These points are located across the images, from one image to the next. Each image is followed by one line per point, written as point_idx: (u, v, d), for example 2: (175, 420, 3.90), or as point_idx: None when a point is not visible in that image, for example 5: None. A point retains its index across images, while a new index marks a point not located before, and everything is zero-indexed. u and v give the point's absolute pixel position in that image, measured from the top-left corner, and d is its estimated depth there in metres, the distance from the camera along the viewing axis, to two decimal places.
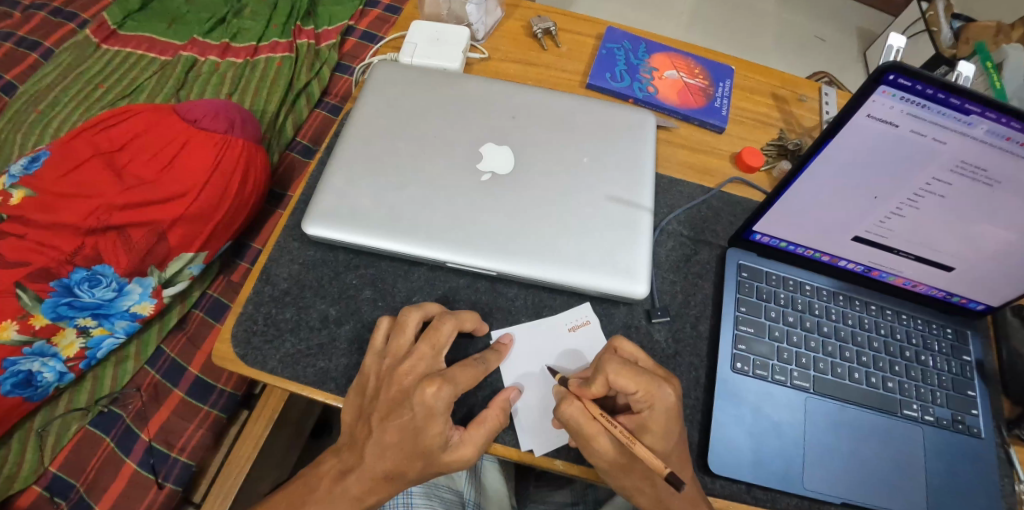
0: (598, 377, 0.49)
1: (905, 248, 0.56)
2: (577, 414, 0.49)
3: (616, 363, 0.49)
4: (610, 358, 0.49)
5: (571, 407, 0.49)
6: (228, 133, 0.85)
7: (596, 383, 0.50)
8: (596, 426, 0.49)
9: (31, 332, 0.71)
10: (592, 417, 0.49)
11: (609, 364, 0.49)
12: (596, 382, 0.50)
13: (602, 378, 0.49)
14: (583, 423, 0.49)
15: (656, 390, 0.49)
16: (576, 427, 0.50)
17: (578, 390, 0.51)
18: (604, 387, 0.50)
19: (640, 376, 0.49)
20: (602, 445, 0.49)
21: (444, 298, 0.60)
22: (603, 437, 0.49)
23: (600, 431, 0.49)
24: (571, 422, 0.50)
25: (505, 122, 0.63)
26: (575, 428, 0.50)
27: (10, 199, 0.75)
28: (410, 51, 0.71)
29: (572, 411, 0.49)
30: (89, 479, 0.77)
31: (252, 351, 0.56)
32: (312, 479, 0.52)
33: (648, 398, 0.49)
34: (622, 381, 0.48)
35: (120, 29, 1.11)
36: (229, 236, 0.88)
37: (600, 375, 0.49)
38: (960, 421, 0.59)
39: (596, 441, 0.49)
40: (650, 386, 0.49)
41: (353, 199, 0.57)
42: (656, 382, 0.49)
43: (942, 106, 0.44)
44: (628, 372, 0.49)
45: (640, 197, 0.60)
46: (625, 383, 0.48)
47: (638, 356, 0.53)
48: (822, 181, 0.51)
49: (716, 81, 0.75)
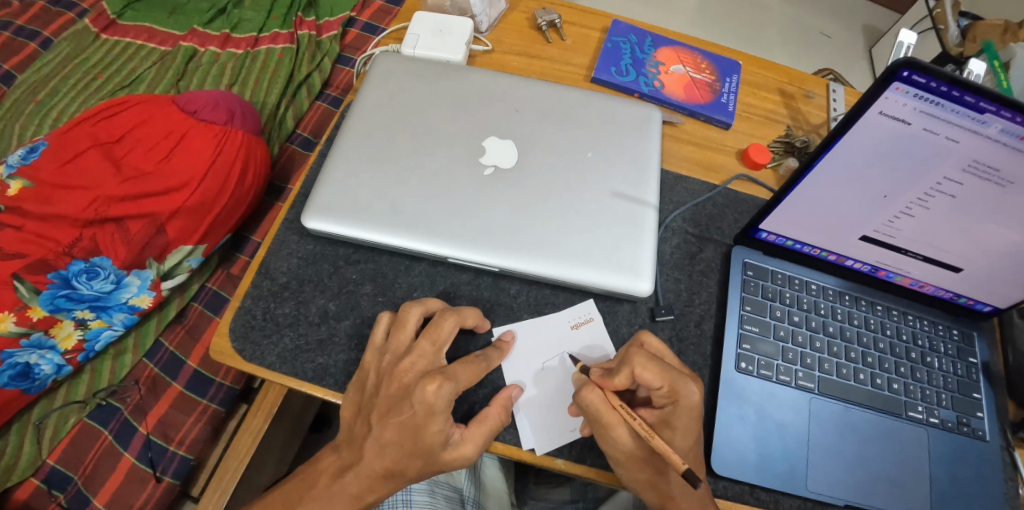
0: (623, 369, 0.49)
1: (913, 248, 0.55)
2: (597, 401, 0.49)
3: (643, 356, 0.48)
4: (637, 350, 0.49)
5: (592, 394, 0.49)
6: (228, 124, 0.84)
7: (619, 375, 0.49)
8: (616, 416, 0.49)
9: (29, 324, 0.70)
10: (612, 407, 0.49)
11: (637, 358, 0.48)
12: (620, 374, 0.49)
13: (627, 370, 0.49)
14: (602, 411, 0.49)
15: (681, 387, 0.48)
16: (596, 415, 0.49)
17: (600, 379, 0.50)
18: (628, 380, 0.49)
19: (666, 371, 0.48)
20: (618, 435, 0.49)
21: (445, 294, 0.59)
22: (622, 427, 0.49)
23: (618, 421, 0.49)
24: (591, 409, 0.49)
25: (508, 115, 0.62)
26: (594, 417, 0.50)
27: (7, 189, 0.74)
28: (412, 42, 0.70)
29: (592, 398, 0.49)
30: (87, 472, 0.77)
31: (251, 346, 0.56)
32: (310, 476, 0.52)
33: (672, 394, 0.48)
34: (648, 375, 0.48)
35: (119, 19, 1.10)
36: (229, 229, 0.87)
37: (625, 367, 0.49)
38: (964, 424, 0.58)
39: (613, 431, 0.49)
40: (676, 382, 0.48)
41: (354, 192, 0.57)
42: (682, 379, 0.48)
43: (956, 104, 0.43)
44: (655, 367, 0.48)
45: (646, 193, 0.59)
46: (650, 378, 0.48)
47: (665, 350, 0.52)
48: (832, 178, 0.50)
49: (722, 76, 0.74)
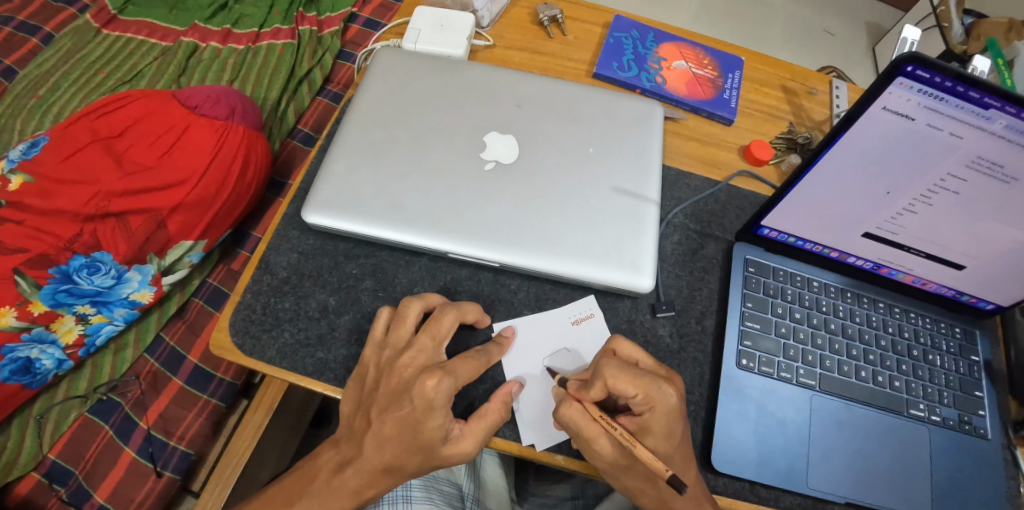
0: (596, 380, 0.48)
1: (915, 245, 0.55)
2: (576, 416, 0.49)
3: (613, 367, 0.48)
4: (607, 361, 0.48)
5: (570, 410, 0.49)
6: (229, 119, 0.83)
7: (594, 388, 0.48)
8: (596, 427, 0.48)
9: (31, 319, 0.70)
10: (592, 419, 0.49)
11: (608, 369, 0.48)
12: (595, 386, 0.48)
13: (600, 383, 0.48)
14: (582, 425, 0.48)
15: (656, 392, 0.47)
16: (577, 430, 0.49)
17: (577, 392, 0.50)
18: (603, 391, 0.48)
19: (638, 378, 0.48)
20: (602, 447, 0.49)
21: (445, 289, 0.59)
22: (604, 439, 0.48)
23: (600, 432, 0.48)
24: (571, 425, 0.49)
25: (509, 110, 0.61)
26: (576, 431, 0.49)
27: (8, 184, 0.74)
28: (413, 37, 0.70)
29: (571, 413, 0.49)
30: (88, 466, 0.77)
31: (250, 340, 0.56)
32: (310, 471, 0.51)
33: (648, 401, 0.48)
34: (621, 385, 0.47)
35: (120, 14, 1.10)
36: (230, 225, 0.86)
37: (598, 380, 0.48)
38: (966, 422, 0.58)
39: (596, 444, 0.49)
40: (650, 388, 0.47)
41: (354, 187, 0.56)
42: (655, 384, 0.48)
43: (961, 99, 0.42)
44: (626, 375, 0.48)
45: (647, 189, 0.59)
46: (624, 387, 0.47)
47: (638, 357, 0.52)
48: (834, 174, 0.50)
49: (725, 72, 0.74)
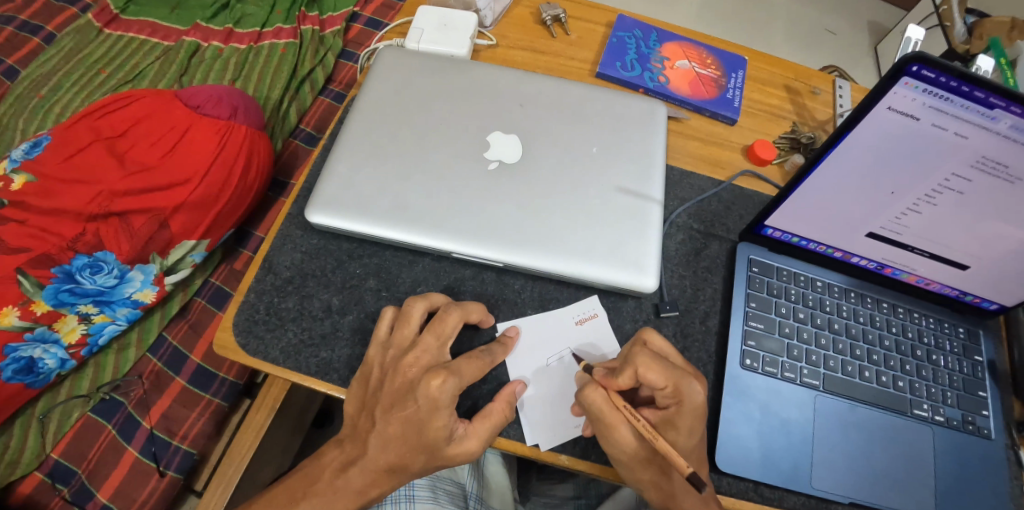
0: (627, 368, 0.48)
1: (919, 245, 0.55)
2: (599, 400, 0.49)
3: (645, 356, 0.47)
4: (641, 349, 0.48)
5: (594, 393, 0.49)
6: (231, 119, 0.83)
7: (623, 376, 0.48)
8: (618, 416, 0.49)
9: (33, 319, 0.70)
10: (615, 407, 0.49)
11: (640, 358, 0.47)
12: (624, 373, 0.48)
13: (630, 370, 0.48)
14: (606, 411, 0.49)
15: (685, 387, 0.47)
16: (598, 415, 0.49)
17: (604, 379, 0.50)
18: (631, 380, 0.48)
19: (670, 372, 0.47)
20: (621, 436, 0.49)
21: (448, 289, 0.59)
22: (624, 428, 0.49)
23: (622, 421, 0.49)
24: (593, 408, 0.49)
25: (513, 110, 0.61)
26: (597, 416, 0.49)
27: (11, 183, 0.75)
28: (417, 36, 0.70)
29: (595, 397, 0.49)
30: (91, 466, 0.77)
31: (254, 340, 0.56)
32: (313, 471, 0.51)
33: (676, 395, 0.48)
34: (653, 376, 0.47)
35: (122, 14, 1.10)
36: (232, 224, 0.86)
37: (629, 367, 0.48)
38: (970, 422, 0.58)
39: (616, 431, 0.49)
40: (680, 382, 0.47)
41: (358, 186, 0.56)
42: (686, 378, 0.48)
43: (966, 99, 0.42)
44: (658, 367, 0.47)
45: (651, 189, 0.59)
46: (654, 378, 0.47)
47: (667, 350, 0.51)
48: (838, 174, 0.50)
49: (728, 72, 0.74)
